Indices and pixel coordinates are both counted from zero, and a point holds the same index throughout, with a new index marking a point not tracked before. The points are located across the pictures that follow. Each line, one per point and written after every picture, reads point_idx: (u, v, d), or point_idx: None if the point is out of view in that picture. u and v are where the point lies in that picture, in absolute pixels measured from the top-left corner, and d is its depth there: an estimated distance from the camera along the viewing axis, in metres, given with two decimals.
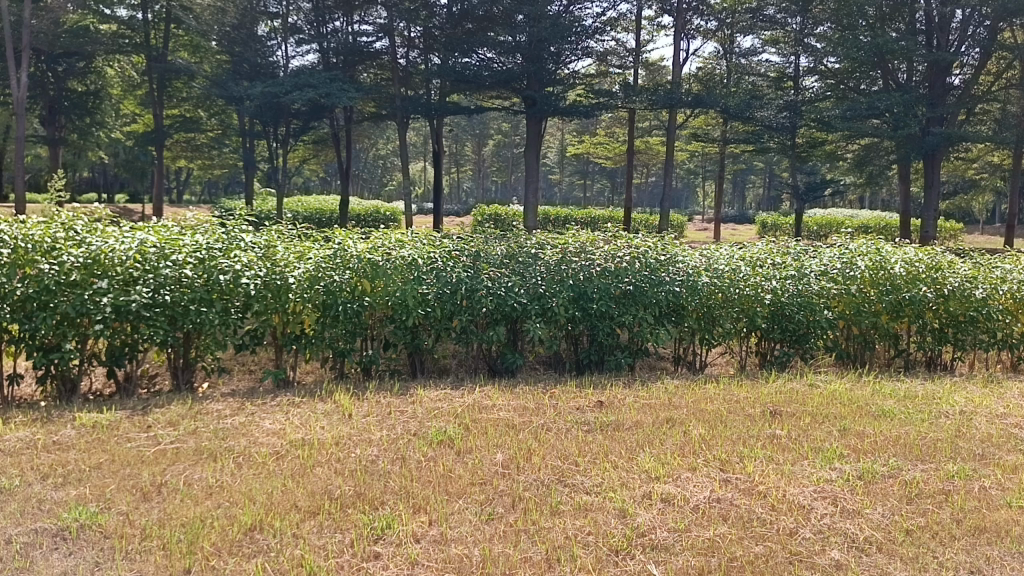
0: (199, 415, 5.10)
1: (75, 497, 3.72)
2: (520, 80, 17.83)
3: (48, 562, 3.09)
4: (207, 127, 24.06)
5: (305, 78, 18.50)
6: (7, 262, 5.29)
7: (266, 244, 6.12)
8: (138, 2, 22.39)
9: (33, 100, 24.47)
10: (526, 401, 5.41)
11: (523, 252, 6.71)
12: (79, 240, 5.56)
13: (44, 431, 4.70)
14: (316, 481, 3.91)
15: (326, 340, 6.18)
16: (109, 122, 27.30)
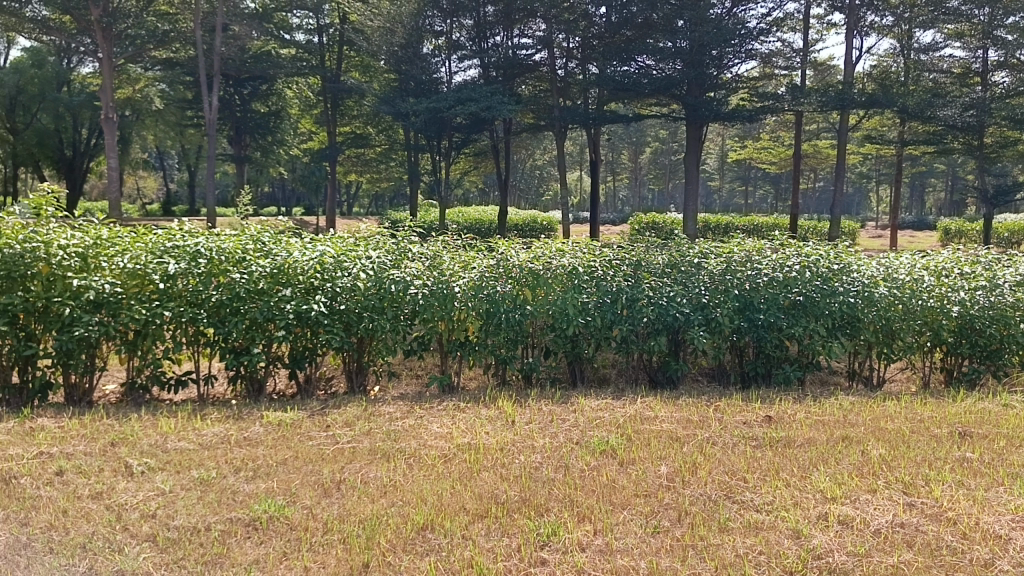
0: (371, 417, 5.35)
1: (264, 490, 4.01)
2: (680, 85, 17.59)
3: (243, 550, 3.35)
4: (376, 142, 25.26)
5: (467, 93, 19.18)
6: (204, 272, 5.80)
7: (432, 254, 6.36)
8: (315, 27, 23.91)
9: (222, 121, 26.62)
10: (690, 414, 5.30)
11: (686, 261, 6.59)
12: (265, 251, 6.01)
13: (237, 428, 5.10)
14: (482, 485, 4.02)
15: (489, 347, 6.31)
16: (288, 140, 29.21)
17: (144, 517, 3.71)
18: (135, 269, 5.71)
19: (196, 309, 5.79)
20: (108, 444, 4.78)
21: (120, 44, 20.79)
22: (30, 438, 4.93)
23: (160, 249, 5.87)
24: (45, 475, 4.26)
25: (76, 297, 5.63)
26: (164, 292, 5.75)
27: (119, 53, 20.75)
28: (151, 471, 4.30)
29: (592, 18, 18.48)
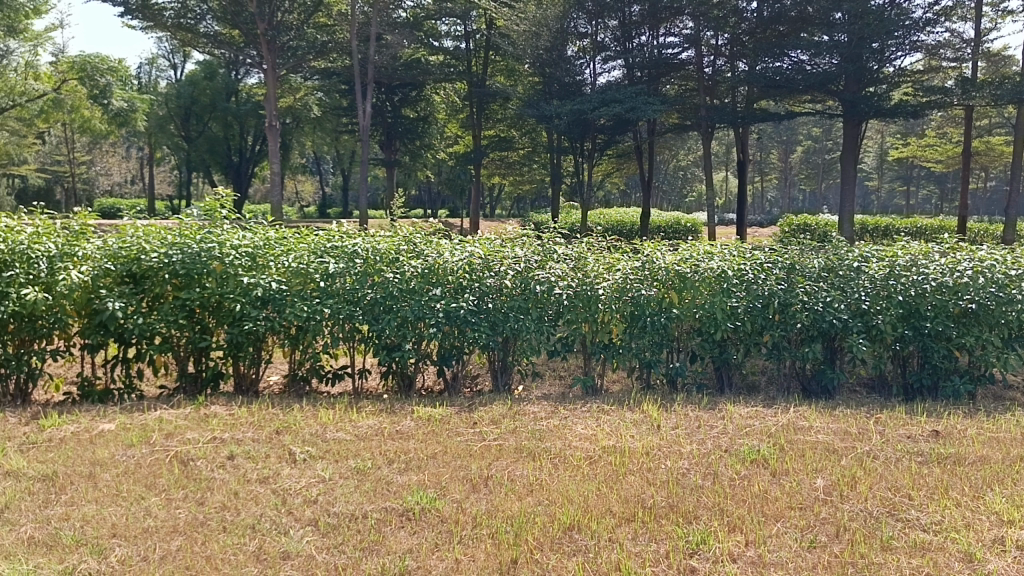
0: (517, 415, 5.43)
1: (416, 482, 4.15)
2: (837, 81, 16.81)
3: (397, 539, 3.49)
4: (520, 144, 25.58)
5: (611, 94, 19.21)
6: (360, 271, 6.11)
7: (578, 255, 6.39)
8: (462, 33, 24.47)
9: (374, 127, 27.80)
10: (848, 425, 5.06)
11: (844, 264, 6.27)
12: (417, 252, 6.26)
13: (390, 421, 5.30)
14: (629, 488, 3.99)
15: (633, 350, 6.26)
16: (436, 144, 30.08)
17: (307, 502, 3.93)
18: (298, 268, 6.08)
19: (352, 306, 6.08)
20: (273, 432, 5.09)
21: (283, 56, 22.05)
22: (205, 423, 5.32)
23: (320, 249, 6.22)
24: (218, 459, 4.60)
25: (245, 293, 6.03)
26: (324, 290, 6.08)
27: (282, 64, 22.02)
28: (312, 459, 4.55)
29: (743, 13, 18.00)
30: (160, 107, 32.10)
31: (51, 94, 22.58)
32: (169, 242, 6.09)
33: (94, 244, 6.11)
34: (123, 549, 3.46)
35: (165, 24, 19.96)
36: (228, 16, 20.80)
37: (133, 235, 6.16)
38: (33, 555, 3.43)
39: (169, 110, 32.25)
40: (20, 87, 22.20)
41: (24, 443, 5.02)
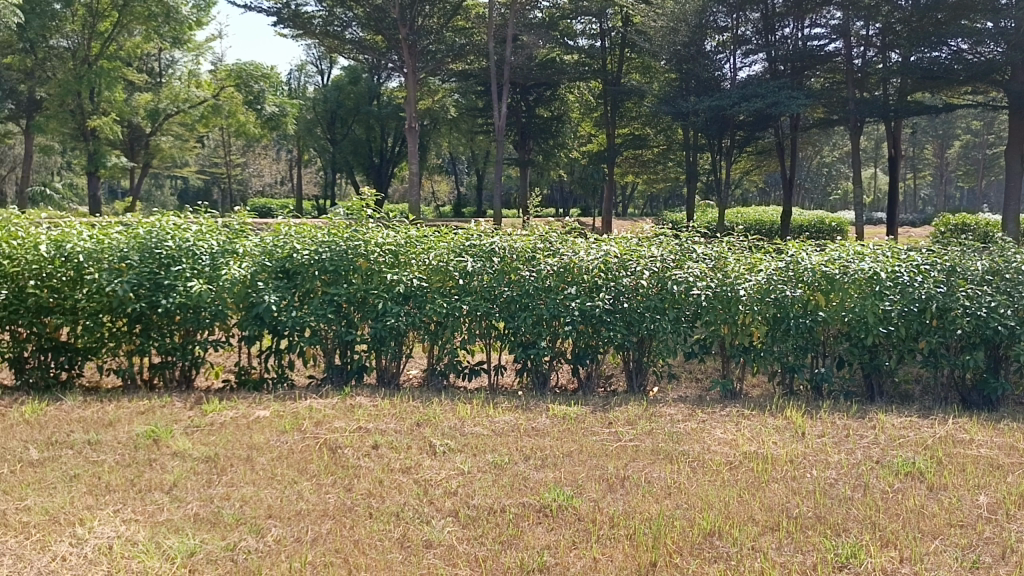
0: (653, 417, 5.36)
1: (552, 479, 4.17)
2: (1003, 71, 15.66)
3: (534, 535, 3.53)
4: (655, 142, 25.24)
5: (752, 90, 18.76)
6: (497, 269, 6.27)
7: (717, 255, 6.24)
8: (598, 31, 24.30)
9: (509, 128, 28.17)
10: (1014, 440, 4.71)
11: (1011, 267, 5.83)
12: (553, 251, 6.32)
13: (525, 417, 5.36)
14: (772, 496, 3.87)
15: (775, 353, 6.08)
16: (569, 143, 30.13)
17: (447, 493, 4.05)
18: (438, 266, 6.32)
19: (490, 303, 6.27)
20: (415, 424, 5.26)
21: (422, 59, 22.76)
22: (351, 413, 5.57)
23: (459, 248, 6.40)
24: (364, 447, 4.81)
25: (389, 290, 6.30)
26: (462, 287, 6.30)
27: (422, 68, 22.71)
28: (452, 452, 4.68)
29: (897, 1, 17.05)
30: (309, 112, 34.22)
31: (210, 101, 24.24)
32: (319, 240, 6.46)
33: (252, 242, 6.55)
34: (278, 530, 3.70)
35: (313, 31, 20.97)
36: (372, 23, 21.65)
37: (286, 234, 6.57)
38: (199, 530, 3.73)
39: (316, 114, 34.29)
40: (183, 94, 23.97)
41: (190, 426, 5.42)
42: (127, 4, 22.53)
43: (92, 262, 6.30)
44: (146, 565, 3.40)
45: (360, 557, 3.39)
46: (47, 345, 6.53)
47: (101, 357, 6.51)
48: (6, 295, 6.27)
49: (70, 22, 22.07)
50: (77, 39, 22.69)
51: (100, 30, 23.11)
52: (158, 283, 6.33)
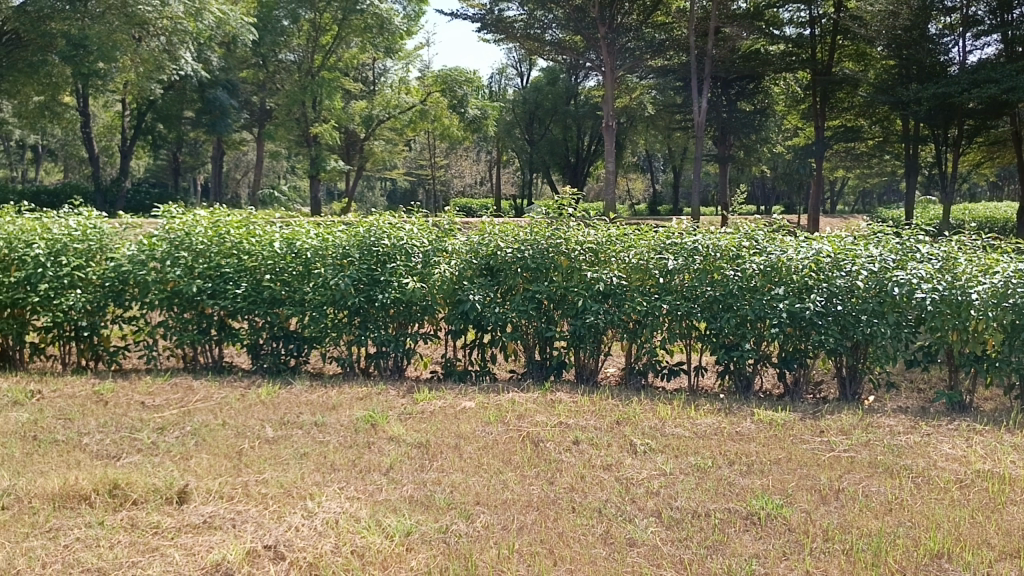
0: (871, 427, 5.03)
1: (760, 486, 4.05)
2: None
3: (742, 542, 3.44)
4: (869, 134, 23.63)
5: (985, 74, 17.22)
6: (700, 269, 6.17)
7: (945, 255, 5.81)
8: (807, 19, 23.03)
9: (709, 123, 27.47)
10: None
11: None
12: (760, 249, 6.13)
13: (729, 421, 5.22)
14: (1010, 521, 3.53)
15: (1012, 364, 5.56)
16: (773, 137, 28.91)
17: (650, 493, 4.06)
18: (638, 265, 6.33)
19: (691, 303, 6.19)
20: (614, 422, 5.30)
21: (621, 57, 22.73)
22: (552, 408, 5.71)
23: (660, 246, 6.38)
24: (565, 443, 4.93)
25: (589, 287, 6.40)
26: (663, 286, 6.27)
27: (620, 65, 22.69)
28: (652, 452, 4.66)
29: None
30: (508, 113, 35.19)
31: (418, 106, 25.42)
32: (523, 239, 6.68)
33: (460, 240, 6.91)
34: (486, 517, 3.91)
35: (515, 35, 21.60)
36: (572, 23, 21.95)
37: (491, 232, 6.82)
38: (414, 512, 4.02)
39: (516, 116, 35.16)
40: (395, 100, 25.44)
41: (403, 413, 5.77)
42: (346, 18, 24.07)
43: (318, 259, 6.93)
44: (368, 540, 3.69)
45: (564, 550, 3.48)
46: (278, 333, 7.16)
47: (323, 346, 7.06)
48: (245, 287, 6.98)
49: (297, 37, 24.32)
50: (303, 52, 24.96)
51: (322, 43, 25.02)
52: (375, 279, 6.81)
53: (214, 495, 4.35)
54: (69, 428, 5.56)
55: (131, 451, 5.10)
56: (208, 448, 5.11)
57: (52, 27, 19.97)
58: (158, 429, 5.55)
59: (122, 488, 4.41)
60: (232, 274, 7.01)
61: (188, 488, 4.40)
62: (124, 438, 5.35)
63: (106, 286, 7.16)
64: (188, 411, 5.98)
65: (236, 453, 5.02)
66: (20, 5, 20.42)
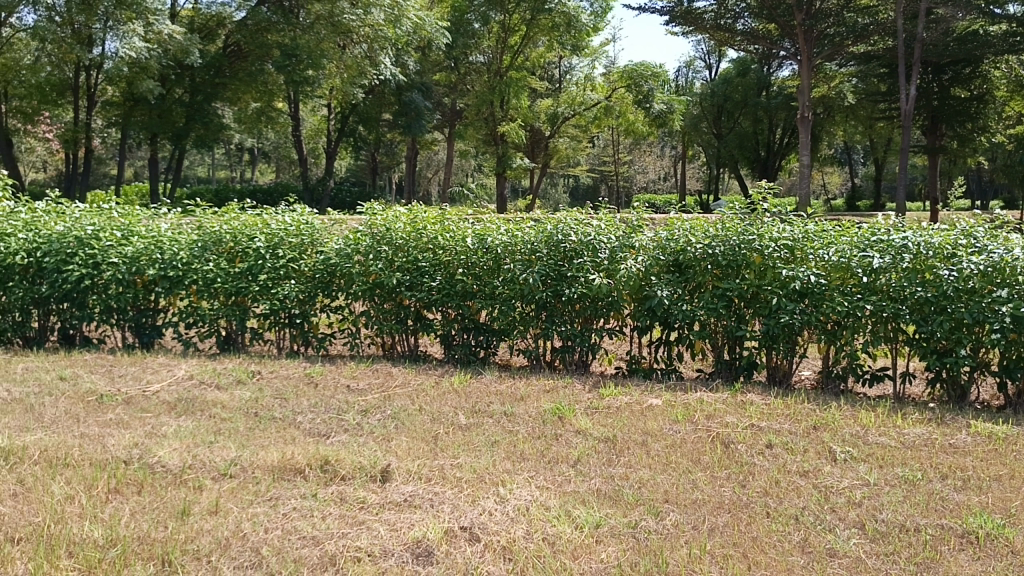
0: None
1: (978, 503, 3.76)
2: None
3: (958, 562, 3.23)
4: None
5: None
6: (909, 268, 5.85)
7: None
8: None
9: (917, 112, 25.57)
10: None
11: None
12: (979, 248, 5.77)
13: (941, 432, 4.88)
14: None
15: None
16: (992, 126, 26.47)
17: (851, 503, 3.87)
18: (839, 262, 6.07)
19: (898, 304, 5.89)
20: (811, 427, 5.09)
21: (819, 44, 21.60)
22: (743, 409, 5.58)
23: (864, 243, 6.10)
24: (758, 446, 4.80)
25: (784, 286, 6.21)
26: (867, 286, 6.00)
27: (818, 53, 21.57)
28: (854, 460, 4.44)
29: None
30: (696, 107, 34.49)
31: (603, 102, 25.35)
32: (714, 235, 6.56)
33: (648, 235, 6.90)
34: (676, 515, 3.89)
35: (705, 26, 21.16)
36: (765, 12, 21.15)
37: (681, 228, 6.77)
38: (603, 505, 4.08)
39: (703, 110, 34.40)
40: (579, 97, 25.54)
41: (590, 407, 5.84)
42: (534, 18, 24.30)
43: (507, 254, 7.16)
44: (559, 529, 3.79)
45: (760, 555, 3.39)
46: (469, 325, 7.45)
47: (512, 338, 7.29)
48: (440, 280, 7.34)
49: (487, 39, 24.94)
50: (492, 54, 25.45)
51: (511, 43, 25.45)
52: (563, 274, 6.95)
53: (414, 475, 4.61)
54: (284, 406, 6.09)
55: (339, 430, 5.50)
56: (407, 431, 5.41)
57: (268, 39, 22.09)
58: (362, 411, 5.94)
59: (332, 464, 4.77)
60: (428, 268, 7.37)
61: (390, 467, 4.69)
62: (332, 417, 5.78)
63: (316, 277, 7.73)
64: (388, 396, 6.36)
65: (432, 437, 5.28)
66: (241, 20, 22.62)
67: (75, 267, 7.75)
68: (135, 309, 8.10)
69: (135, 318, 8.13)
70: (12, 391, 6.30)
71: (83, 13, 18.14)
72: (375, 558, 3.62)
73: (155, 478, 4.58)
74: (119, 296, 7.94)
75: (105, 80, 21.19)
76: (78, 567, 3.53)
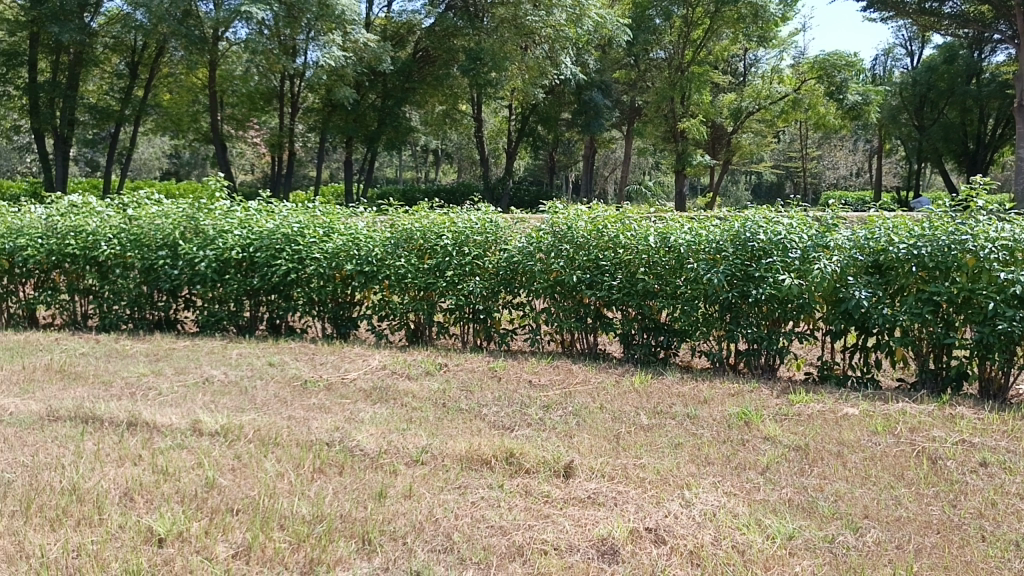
0: None
1: None
2: None
3: None
4: None
5: None
6: None
7: None
8: None
9: None
10: None
11: None
12: None
13: None
14: None
15: None
16: None
17: None
18: None
19: None
20: None
21: None
22: (952, 424, 5.18)
23: None
24: (970, 463, 4.47)
25: (1001, 291, 5.76)
26: None
27: None
28: None
29: None
30: (894, 97, 32.73)
31: (792, 96, 24.28)
32: (919, 234, 6.16)
33: (844, 234, 6.58)
34: (877, 532, 3.68)
35: (907, 11, 19.77)
36: None
37: (883, 227, 6.41)
38: (796, 516, 3.92)
39: (903, 100, 32.60)
40: (765, 91, 24.49)
41: (779, 414, 5.62)
42: (718, 10, 23.80)
43: (691, 253, 7.03)
44: (749, 538, 3.68)
45: None
46: (649, 325, 7.40)
47: (695, 339, 7.17)
48: (621, 279, 7.34)
49: (669, 34, 24.64)
50: (673, 49, 25.24)
51: (693, 38, 25.11)
52: (749, 275, 6.76)
53: (597, 473, 4.62)
54: (470, 398, 6.30)
55: (523, 424, 5.61)
56: (588, 429, 5.43)
57: (456, 44, 23.00)
58: (544, 406, 6.04)
59: (517, 457, 4.88)
60: (610, 267, 7.39)
61: (574, 463, 4.73)
62: (516, 411, 5.92)
63: (500, 274, 7.93)
64: (570, 392, 6.42)
65: (614, 436, 5.27)
66: (430, 26, 23.58)
67: (283, 263, 8.37)
68: (334, 302, 8.65)
69: (334, 311, 8.67)
70: (229, 373, 6.92)
71: (289, 26, 19.35)
72: (561, 553, 3.66)
73: (354, 461, 4.87)
74: (320, 290, 8.49)
75: (305, 88, 22.84)
76: (289, 539, 3.82)
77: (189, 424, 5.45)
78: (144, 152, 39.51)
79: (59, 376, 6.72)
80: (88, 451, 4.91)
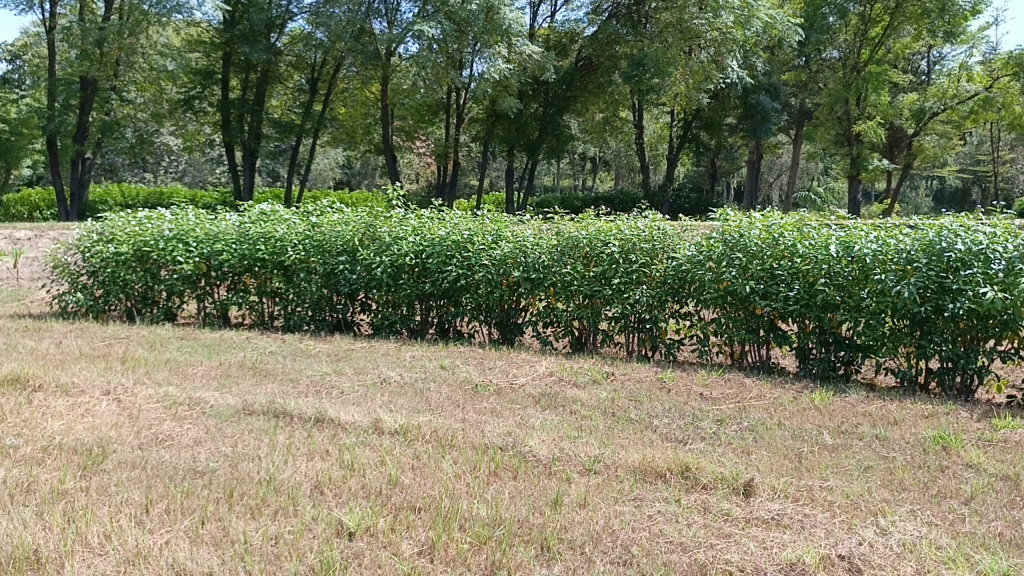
0: None
1: None
2: None
3: None
4: None
5: None
6: None
7: None
8: None
9: None
10: None
11: None
12: None
13: None
14: None
15: None
16: None
17: None
18: None
19: None
20: None
21: None
22: None
23: None
24: None
25: None
26: None
27: None
28: None
29: None
30: None
31: (983, 94, 22.61)
32: None
33: None
34: None
35: None
36: None
37: None
38: (1010, 553, 3.59)
39: None
40: (952, 90, 22.69)
41: (981, 439, 5.18)
42: (900, 5, 22.58)
43: (877, 264, 6.64)
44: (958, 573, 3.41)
45: None
46: (829, 338, 7.04)
47: (880, 355, 6.76)
48: (799, 290, 7.02)
49: (844, 32, 23.89)
50: (849, 48, 24.47)
51: (872, 36, 23.93)
52: (945, 287, 6.31)
53: (780, 493, 4.42)
54: (640, 409, 6.21)
55: (696, 438, 5.45)
56: (767, 446, 5.22)
57: (618, 51, 22.81)
58: (718, 420, 5.86)
59: (693, 471, 4.75)
60: (786, 276, 7.09)
61: (754, 482, 4.54)
62: (689, 424, 5.76)
63: (668, 283, 7.80)
64: (744, 406, 6.20)
65: (796, 455, 5.02)
66: (594, 34, 23.61)
67: (454, 269, 8.59)
68: (501, 308, 8.80)
69: (501, 317, 8.82)
70: (404, 375, 7.18)
71: (457, 41, 19.88)
72: None
73: (528, 466, 4.91)
74: (488, 296, 8.67)
75: (470, 100, 23.44)
76: (470, 540, 3.89)
77: (371, 422, 5.69)
78: (320, 163, 41.93)
79: (252, 373, 7.20)
80: (281, 444, 5.21)
